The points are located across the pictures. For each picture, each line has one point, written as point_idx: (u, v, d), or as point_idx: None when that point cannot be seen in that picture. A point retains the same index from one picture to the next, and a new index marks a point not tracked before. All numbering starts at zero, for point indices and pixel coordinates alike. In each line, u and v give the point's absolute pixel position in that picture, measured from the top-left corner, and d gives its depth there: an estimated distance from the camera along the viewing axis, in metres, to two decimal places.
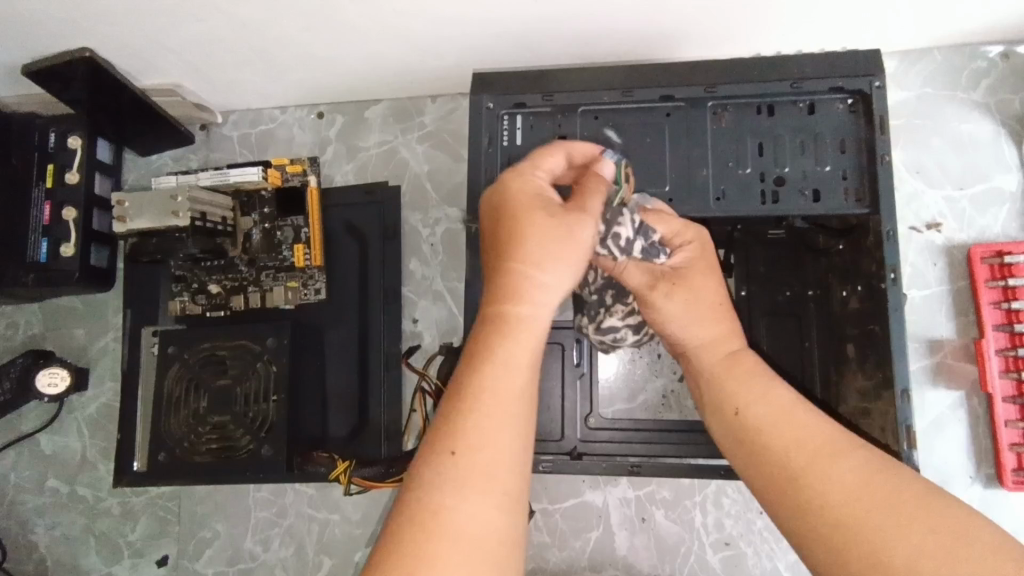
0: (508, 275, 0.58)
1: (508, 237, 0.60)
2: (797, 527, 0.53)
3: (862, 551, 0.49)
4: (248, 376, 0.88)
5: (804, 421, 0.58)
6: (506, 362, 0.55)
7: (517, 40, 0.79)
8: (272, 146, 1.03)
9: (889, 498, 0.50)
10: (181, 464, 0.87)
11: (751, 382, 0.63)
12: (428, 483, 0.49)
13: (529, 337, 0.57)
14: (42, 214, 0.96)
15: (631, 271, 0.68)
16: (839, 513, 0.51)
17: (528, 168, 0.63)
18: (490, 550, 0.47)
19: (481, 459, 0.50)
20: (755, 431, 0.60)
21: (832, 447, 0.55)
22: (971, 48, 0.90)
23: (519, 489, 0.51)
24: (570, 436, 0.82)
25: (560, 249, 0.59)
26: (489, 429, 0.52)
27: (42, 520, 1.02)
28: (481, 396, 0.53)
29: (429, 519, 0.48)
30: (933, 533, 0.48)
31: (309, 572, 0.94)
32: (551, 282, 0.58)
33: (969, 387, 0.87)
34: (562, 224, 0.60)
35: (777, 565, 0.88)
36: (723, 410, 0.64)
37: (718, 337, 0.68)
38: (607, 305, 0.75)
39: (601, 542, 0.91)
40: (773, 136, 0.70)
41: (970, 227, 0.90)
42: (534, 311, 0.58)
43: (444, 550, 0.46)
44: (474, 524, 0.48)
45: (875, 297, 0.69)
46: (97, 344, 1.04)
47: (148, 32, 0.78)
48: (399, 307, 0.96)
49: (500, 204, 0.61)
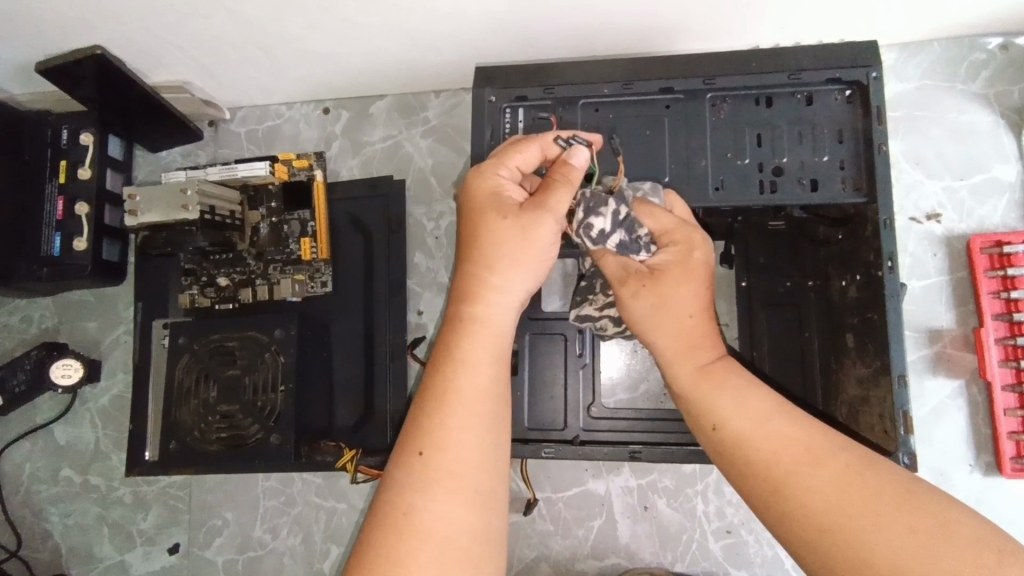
0: (468, 283, 0.64)
1: (470, 242, 0.65)
2: (785, 534, 0.54)
3: (847, 555, 0.50)
4: (256, 366, 0.90)
5: (782, 426, 0.57)
6: (469, 364, 0.60)
7: (517, 34, 0.80)
8: (279, 142, 1.05)
9: (871, 499, 0.51)
10: (192, 452, 0.89)
11: (723, 390, 0.62)
12: (399, 487, 0.55)
13: (485, 335, 0.62)
14: (55, 208, 0.98)
15: (609, 259, 0.69)
16: (822, 518, 0.51)
17: (491, 167, 0.65)
18: (459, 543, 0.53)
19: (446, 460, 0.56)
20: (736, 441, 0.58)
21: (813, 453, 0.55)
22: (970, 39, 0.90)
23: (484, 485, 0.56)
24: (573, 425, 0.83)
25: (512, 253, 0.63)
26: (451, 430, 0.57)
27: (56, 509, 1.04)
28: (446, 398, 0.58)
29: (402, 520, 0.53)
30: (914, 533, 0.48)
31: (317, 560, 0.96)
32: (504, 284, 0.63)
33: (968, 376, 0.87)
34: (517, 229, 0.64)
35: (779, 553, 0.89)
36: (698, 416, 0.62)
37: (687, 345, 0.66)
38: (593, 293, 0.76)
39: (603, 530, 0.92)
40: (771, 127, 0.71)
41: (970, 218, 0.90)
42: (490, 313, 0.63)
43: (415, 548, 0.52)
44: (443, 521, 0.54)
45: (872, 285, 0.70)
46: (109, 337, 1.06)
47: (156, 30, 0.80)
48: (404, 299, 0.98)
49: (465, 205, 0.67)
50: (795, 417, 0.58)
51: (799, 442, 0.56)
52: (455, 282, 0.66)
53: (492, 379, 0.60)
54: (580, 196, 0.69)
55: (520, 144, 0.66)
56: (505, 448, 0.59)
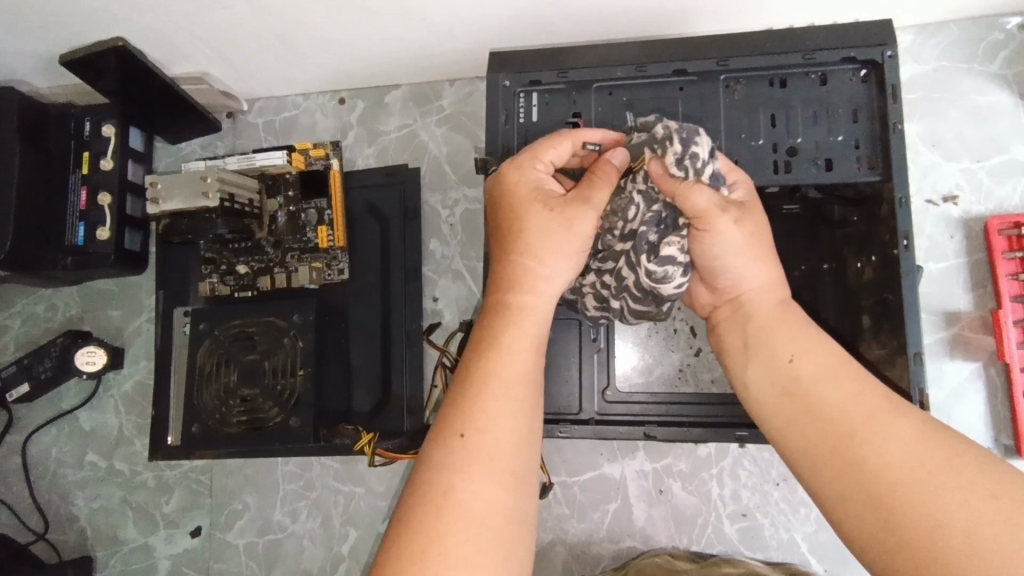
0: (509, 271, 0.65)
1: (514, 231, 0.65)
2: (843, 493, 0.52)
3: (921, 515, 0.47)
4: (275, 351, 0.92)
5: (852, 379, 0.56)
6: (510, 350, 0.61)
7: (531, 20, 0.80)
8: (297, 132, 1.06)
9: (947, 459, 0.49)
10: (214, 435, 0.91)
11: (799, 334, 0.61)
12: (435, 468, 0.55)
13: (533, 324, 0.63)
14: (79, 199, 1.00)
15: (696, 196, 0.63)
16: (892, 472, 0.50)
17: (528, 161, 0.66)
18: (490, 523, 0.53)
19: (479, 440, 0.56)
20: (807, 385, 0.57)
21: (883, 407, 0.53)
22: (989, 19, 0.89)
23: (518, 466, 0.57)
24: (587, 409, 0.83)
25: (561, 243, 0.64)
26: (488, 412, 0.58)
27: (82, 492, 1.07)
28: (485, 380, 0.59)
29: (440, 499, 0.54)
30: (996, 498, 0.46)
31: (335, 543, 0.97)
32: (550, 273, 0.64)
33: (986, 358, 0.87)
34: (561, 221, 0.64)
35: (795, 536, 0.89)
36: (771, 359, 0.61)
37: (772, 279, 0.65)
38: (655, 241, 0.66)
39: (620, 514, 0.93)
40: (786, 108, 0.71)
41: (988, 199, 0.90)
42: (536, 300, 0.64)
43: (451, 526, 0.52)
44: (476, 501, 0.54)
45: (889, 264, 0.70)
46: (132, 325, 1.08)
47: (176, 20, 0.81)
48: (420, 286, 0.99)
49: (503, 196, 0.66)
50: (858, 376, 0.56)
51: (845, 404, 0.55)
52: (495, 271, 0.67)
53: (530, 367, 0.61)
54: (665, 131, 0.65)
55: (555, 141, 0.67)
56: (536, 430, 0.60)
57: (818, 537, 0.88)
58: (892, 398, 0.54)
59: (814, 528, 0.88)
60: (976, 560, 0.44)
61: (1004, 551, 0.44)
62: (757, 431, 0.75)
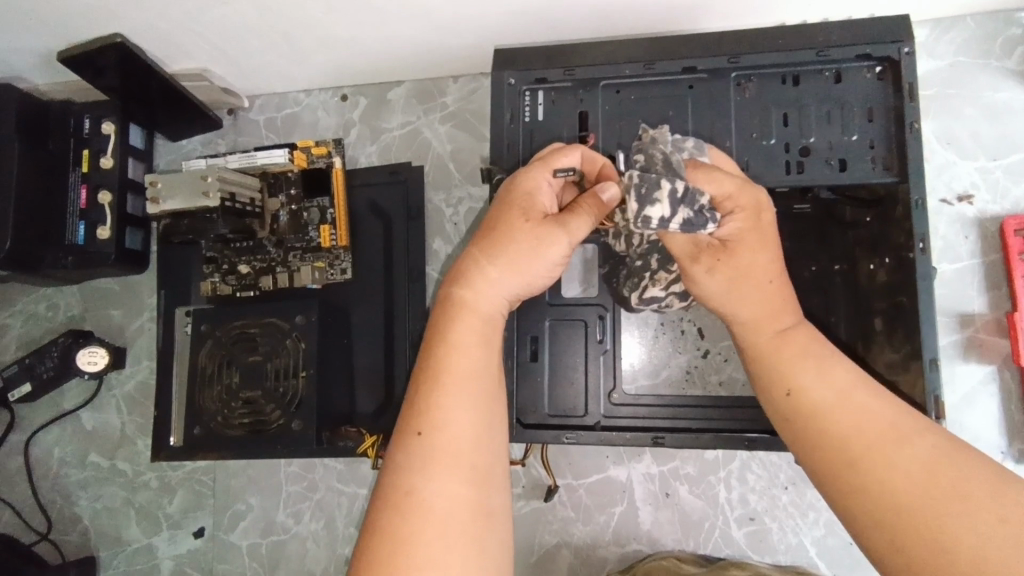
0: (464, 267, 0.62)
1: (490, 231, 0.62)
2: (847, 505, 0.50)
3: (925, 534, 0.45)
4: (279, 352, 0.91)
5: (864, 403, 0.53)
6: (458, 345, 0.58)
7: (537, 17, 0.79)
8: (299, 130, 1.05)
9: (957, 483, 0.46)
10: (216, 436, 0.90)
11: (806, 359, 0.58)
12: (399, 469, 0.53)
13: (473, 321, 0.59)
14: (79, 197, 0.99)
15: (674, 238, 0.65)
16: (897, 489, 0.47)
17: (537, 165, 0.64)
18: (455, 526, 0.50)
19: (442, 441, 0.53)
20: (814, 413, 0.54)
21: (894, 429, 0.50)
22: (1005, 14, 0.87)
23: (484, 471, 0.54)
24: (593, 411, 0.80)
25: (521, 257, 0.61)
26: (446, 412, 0.54)
27: (85, 493, 1.06)
28: (441, 377, 0.56)
29: (403, 499, 0.51)
30: (1006, 523, 0.43)
31: (339, 545, 0.97)
32: (498, 277, 0.61)
33: (1001, 361, 0.85)
34: (532, 237, 0.61)
35: (803, 541, 0.88)
36: (773, 384, 0.58)
37: (772, 305, 0.62)
38: (653, 272, 0.74)
39: (625, 517, 0.92)
40: (799, 106, 0.70)
41: (1004, 199, 0.88)
42: (477, 299, 0.60)
43: (417, 528, 0.50)
44: (442, 501, 0.51)
45: (903, 268, 0.68)
46: (134, 324, 1.07)
47: (175, 17, 0.79)
48: (423, 286, 0.97)
49: (503, 193, 0.64)
50: (871, 397, 0.53)
51: (850, 420, 0.52)
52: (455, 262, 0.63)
53: (485, 365, 0.58)
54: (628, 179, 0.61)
55: (568, 149, 0.64)
56: (501, 432, 0.57)
57: (826, 542, 0.87)
58: (905, 417, 0.51)
59: (823, 534, 0.87)
60: (977, 573, 0.42)
61: (1007, 564, 0.42)
62: (769, 437, 0.73)
